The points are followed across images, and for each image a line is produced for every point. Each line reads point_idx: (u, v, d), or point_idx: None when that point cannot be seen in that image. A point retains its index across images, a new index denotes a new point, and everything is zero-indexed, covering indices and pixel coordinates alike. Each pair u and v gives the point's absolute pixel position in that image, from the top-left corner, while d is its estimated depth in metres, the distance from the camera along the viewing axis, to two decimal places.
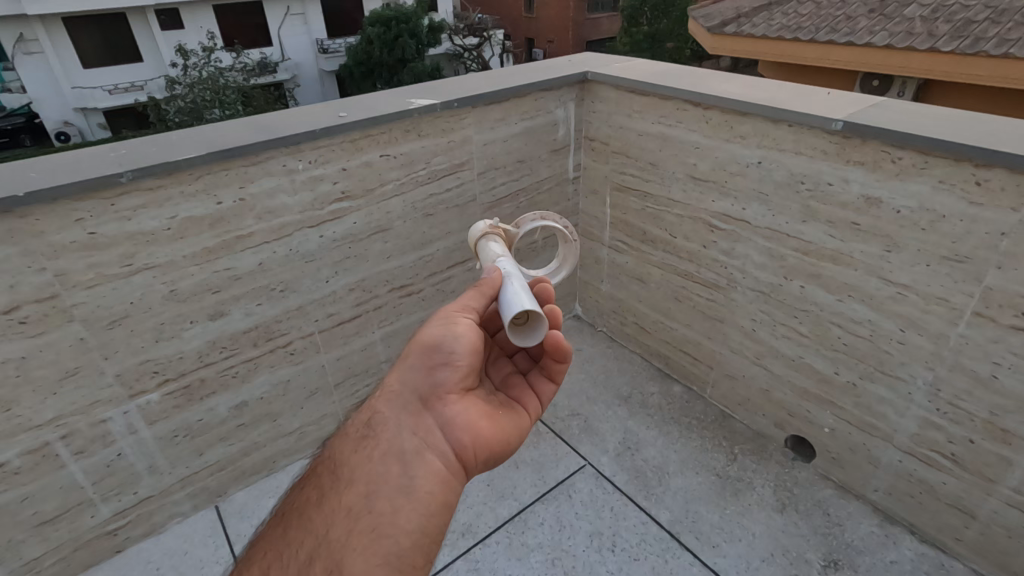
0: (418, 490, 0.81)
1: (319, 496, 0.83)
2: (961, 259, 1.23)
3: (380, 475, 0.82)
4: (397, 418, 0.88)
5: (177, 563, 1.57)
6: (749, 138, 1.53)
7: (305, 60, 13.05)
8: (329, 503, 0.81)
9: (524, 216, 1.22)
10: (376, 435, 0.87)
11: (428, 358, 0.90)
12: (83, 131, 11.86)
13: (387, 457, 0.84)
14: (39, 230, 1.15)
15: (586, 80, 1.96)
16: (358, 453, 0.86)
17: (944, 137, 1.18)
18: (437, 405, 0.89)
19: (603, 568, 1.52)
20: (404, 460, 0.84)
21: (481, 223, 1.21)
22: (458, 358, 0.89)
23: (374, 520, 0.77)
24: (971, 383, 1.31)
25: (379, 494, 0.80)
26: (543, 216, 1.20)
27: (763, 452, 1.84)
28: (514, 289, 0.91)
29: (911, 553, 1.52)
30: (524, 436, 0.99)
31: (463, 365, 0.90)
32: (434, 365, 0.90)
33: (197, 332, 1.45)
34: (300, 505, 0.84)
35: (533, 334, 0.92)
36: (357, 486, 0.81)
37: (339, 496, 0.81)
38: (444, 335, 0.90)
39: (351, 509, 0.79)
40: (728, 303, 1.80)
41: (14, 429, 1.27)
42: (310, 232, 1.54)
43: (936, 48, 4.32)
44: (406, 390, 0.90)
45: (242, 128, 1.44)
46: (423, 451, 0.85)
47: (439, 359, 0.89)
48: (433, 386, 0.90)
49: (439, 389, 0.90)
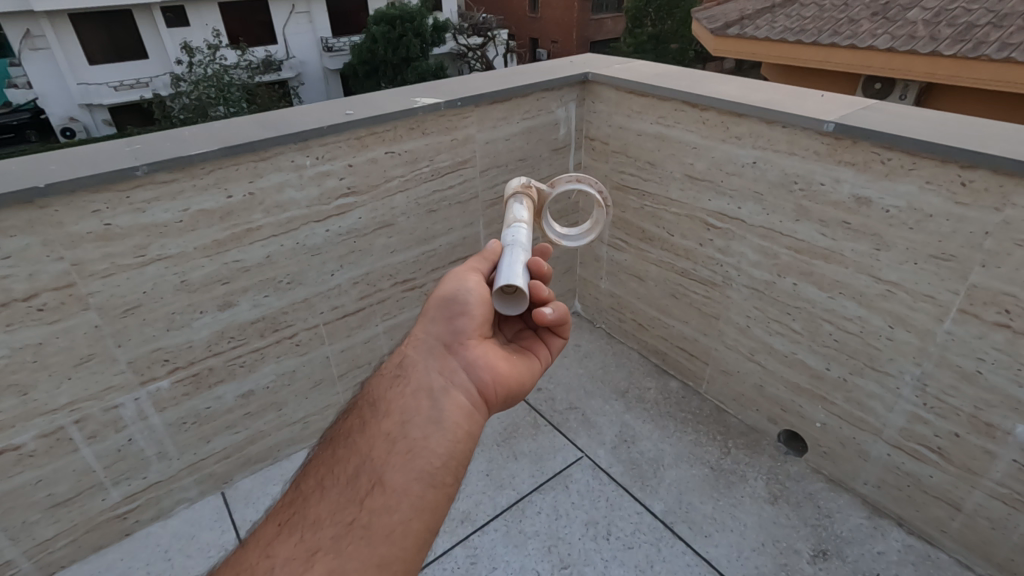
0: (447, 421, 0.83)
1: (361, 423, 0.84)
2: (946, 257, 1.27)
3: (413, 407, 0.84)
4: (424, 361, 0.91)
5: (185, 547, 1.62)
6: (744, 138, 1.58)
7: (310, 58, 13.11)
8: (369, 429, 0.82)
9: (561, 178, 1.26)
10: (408, 374, 0.89)
11: (446, 309, 0.94)
12: (89, 127, 11.94)
13: (418, 392, 0.86)
14: (58, 221, 1.20)
15: (587, 81, 2.01)
16: (393, 389, 0.87)
17: (931, 139, 1.22)
18: (460, 350, 0.92)
19: (598, 556, 1.57)
20: (433, 395, 0.86)
21: (520, 178, 1.24)
22: (473, 308, 0.94)
23: (409, 444, 0.79)
24: (957, 378, 1.35)
25: (413, 423, 0.82)
26: (578, 178, 1.25)
27: (756, 446, 1.88)
28: (512, 261, 0.94)
29: (899, 544, 1.56)
30: (536, 381, 1.04)
31: (478, 314, 0.94)
32: (452, 315, 0.94)
33: (206, 322, 1.50)
34: (343, 432, 0.84)
35: (516, 305, 0.94)
36: (394, 415, 0.83)
37: (377, 422, 0.82)
38: (458, 287, 0.95)
39: (388, 433, 0.80)
40: (723, 300, 1.84)
41: (30, 412, 1.31)
42: (316, 226, 1.58)
43: (937, 52, 4.35)
44: (431, 337, 0.94)
45: (252, 124, 1.48)
46: (450, 388, 0.88)
47: (457, 310, 0.94)
48: (454, 334, 0.93)
49: (459, 336, 0.93)
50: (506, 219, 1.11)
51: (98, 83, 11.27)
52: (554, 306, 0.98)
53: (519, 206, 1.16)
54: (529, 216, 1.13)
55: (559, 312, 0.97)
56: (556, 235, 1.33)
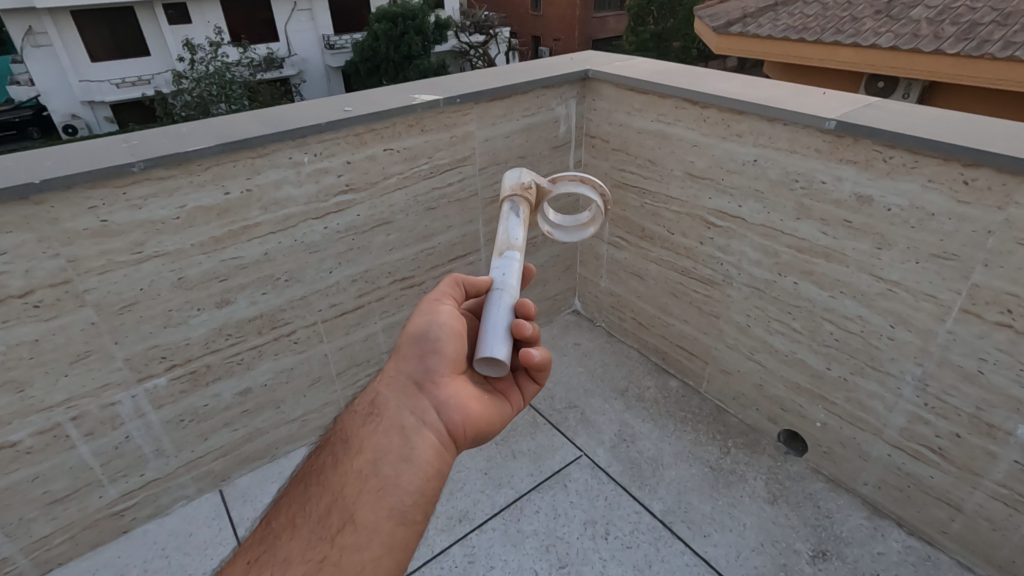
0: (418, 458, 0.82)
1: (333, 460, 0.83)
2: (948, 257, 1.26)
3: (385, 443, 0.83)
4: (396, 398, 0.89)
5: (182, 544, 1.62)
6: (745, 136, 1.56)
7: (311, 56, 13.10)
8: (341, 467, 0.81)
9: (564, 176, 1.19)
10: (381, 411, 0.87)
11: (418, 346, 0.93)
12: (91, 124, 11.93)
13: (389, 429, 0.84)
14: (54, 217, 1.20)
15: (588, 78, 1.99)
16: (365, 426, 0.86)
17: (933, 137, 1.21)
18: (432, 388, 0.90)
19: (596, 556, 1.56)
20: (404, 433, 0.84)
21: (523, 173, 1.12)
22: (445, 345, 0.93)
23: (380, 481, 0.78)
24: (958, 378, 1.34)
25: (385, 460, 0.80)
26: (581, 180, 1.19)
27: (756, 446, 1.87)
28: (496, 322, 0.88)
29: (898, 545, 1.55)
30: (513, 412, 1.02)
31: (450, 351, 0.93)
32: (424, 352, 0.92)
33: (204, 319, 1.49)
34: (315, 469, 0.84)
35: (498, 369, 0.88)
36: (366, 452, 0.82)
37: (349, 459, 0.81)
38: (429, 322, 0.94)
39: (360, 471, 0.79)
40: (724, 299, 1.83)
41: (26, 409, 1.31)
42: (314, 224, 1.58)
43: (940, 50, 4.33)
44: (405, 373, 0.92)
45: (250, 121, 1.47)
46: (422, 426, 0.86)
47: (428, 347, 0.92)
48: (426, 372, 0.91)
49: (432, 373, 0.91)
50: (499, 240, 1.02)
51: (100, 80, 11.26)
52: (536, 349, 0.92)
53: (515, 220, 1.06)
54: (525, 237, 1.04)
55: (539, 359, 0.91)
56: (549, 225, 1.33)
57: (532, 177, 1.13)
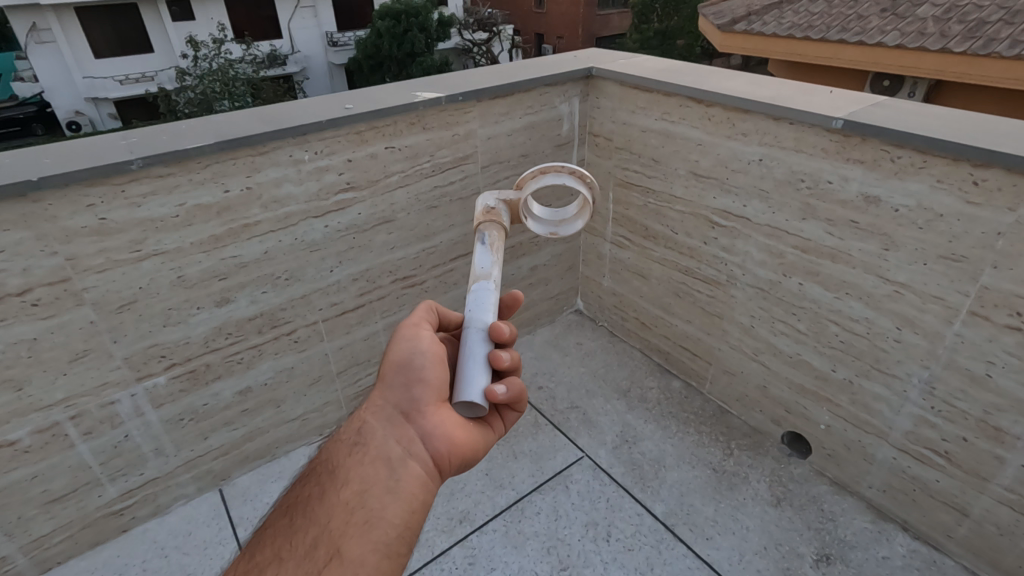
0: (403, 490, 0.80)
1: (320, 491, 0.82)
2: (957, 258, 1.25)
3: (371, 476, 0.81)
4: (382, 428, 0.87)
5: (182, 544, 1.61)
6: (750, 135, 1.55)
7: (314, 53, 13.09)
8: (328, 499, 0.80)
9: (525, 174, 1.02)
10: (366, 442, 0.85)
11: (403, 374, 0.89)
12: (95, 121, 11.93)
13: (375, 461, 0.83)
14: (52, 214, 1.19)
15: (591, 76, 1.98)
16: (352, 456, 0.85)
17: (942, 137, 1.19)
18: (416, 418, 0.87)
19: (598, 558, 1.55)
20: (390, 464, 0.83)
21: (487, 199, 1.04)
22: (430, 373, 0.89)
23: (366, 514, 0.77)
24: (966, 382, 1.32)
25: (371, 492, 0.79)
26: (542, 169, 1.01)
27: (760, 448, 1.85)
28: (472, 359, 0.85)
29: (903, 549, 1.54)
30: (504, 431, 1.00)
31: (435, 379, 0.89)
32: (410, 381, 0.89)
33: (203, 318, 1.48)
34: (302, 500, 0.83)
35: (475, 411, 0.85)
36: (352, 484, 0.81)
37: (336, 491, 0.81)
38: (412, 350, 0.91)
39: (346, 504, 0.79)
40: (727, 300, 1.81)
41: (25, 408, 1.30)
42: (315, 222, 1.56)
43: (947, 49, 4.29)
44: (390, 403, 0.89)
45: (250, 118, 1.46)
46: (407, 457, 0.84)
47: (413, 376, 0.89)
48: (412, 401, 0.88)
49: (417, 402, 0.88)
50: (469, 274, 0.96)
51: (104, 77, 11.26)
52: (508, 382, 0.86)
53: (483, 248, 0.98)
54: (498, 261, 0.97)
55: (515, 391, 0.85)
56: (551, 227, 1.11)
57: (495, 197, 1.04)
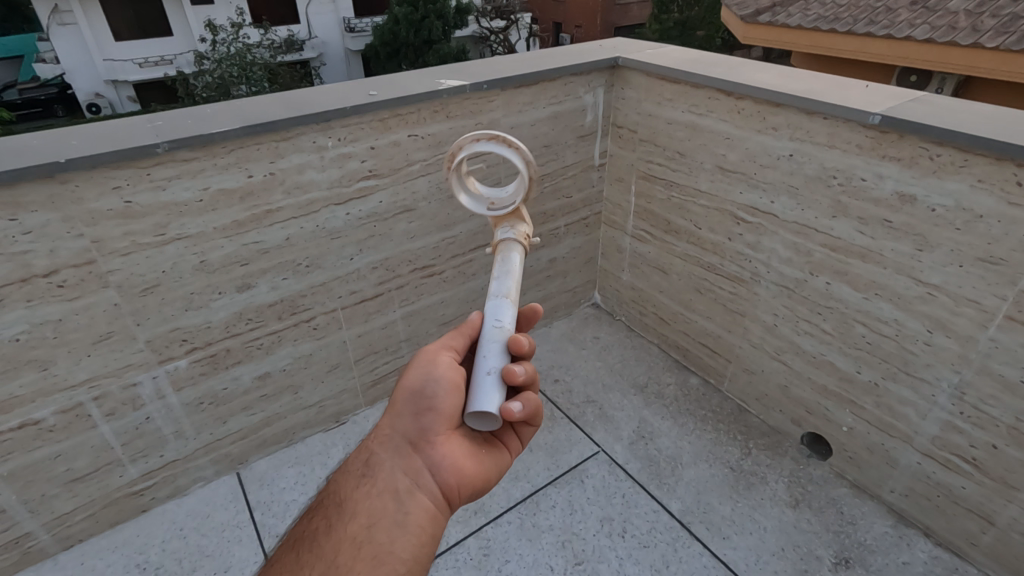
0: (412, 523, 0.82)
1: (326, 525, 0.82)
2: (995, 261, 1.21)
3: (378, 508, 0.82)
4: (390, 458, 0.88)
5: (199, 526, 1.63)
6: (781, 129, 1.51)
7: (331, 39, 13.08)
8: (334, 533, 0.80)
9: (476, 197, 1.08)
10: (374, 474, 0.87)
11: (413, 403, 0.90)
12: (114, 103, 12.00)
13: (383, 493, 0.84)
14: (79, 196, 1.19)
15: (617, 66, 1.94)
16: (359, 488, 0.86)
17: (986, 135, 1.15)
18: (425, 447, 0.88)
19: (613, 554, 1.54)
20: (398, 497, 0.84)
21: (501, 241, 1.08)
22: (443, 402, 0.90)
23: (375, 548, 0.78)
24: (998, 388, 1.28)
25: (379, 525, 0.80)
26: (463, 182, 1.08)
27: (778, 448, 1.83)
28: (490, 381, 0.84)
29: (924, 555, 1.51)
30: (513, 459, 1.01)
31: (446, 408, 0.89)
32: (420, 410, 0.90)
33: (224, 303, 1.48)
34: (308, 535, 0.82)
35: (490, 422, 0.86)
36: (360, 517, 0.82)
37: (343, 525, 0.81)
38: (425, 378, 0.91)
39: (353, 538, 0.79)
40: (750, 297, 1.78)
41: (50, 387, 1.32)
42: (337, 210, 1.56)
43: (979, 44, 4.16)
44: (398, 434, 0.90)
45: (274, 103, 1.45)
46: (416, 488, 0.85)
47: (424, 404, 0.90)
48: (421, 430, 0.89)
49: (426, 432, 0.89)
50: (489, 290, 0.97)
51: (124, 60, 11.35)
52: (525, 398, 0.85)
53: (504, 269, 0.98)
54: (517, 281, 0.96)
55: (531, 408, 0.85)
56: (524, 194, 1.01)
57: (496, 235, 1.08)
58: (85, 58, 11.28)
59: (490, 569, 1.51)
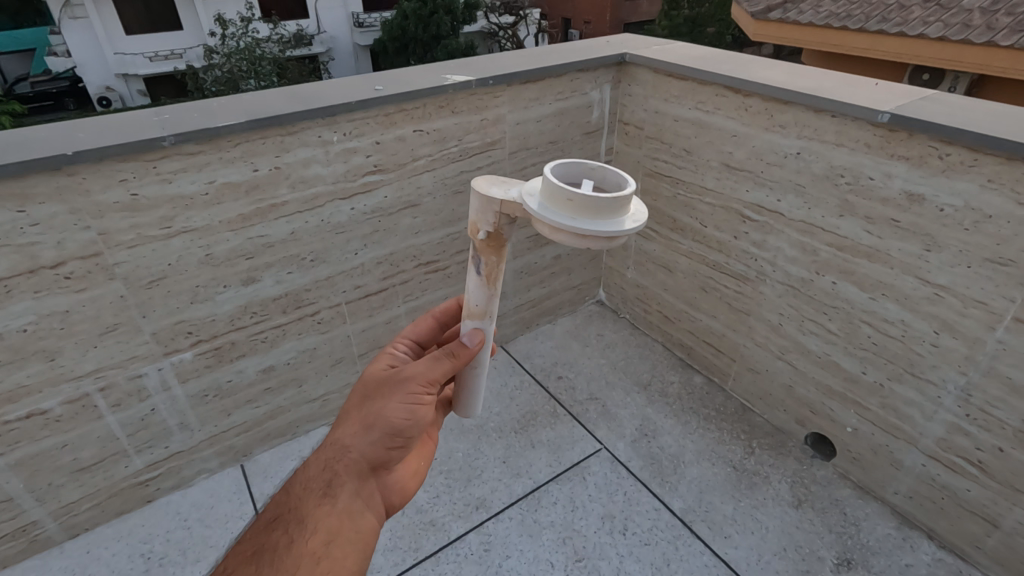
0: (365, 540, 0.84)
1: (288, 539, 0.79)
2: (1004, 262, 1.19)
3: (339, 525, 0.82)
4: (352, 478, 0.86)
5: (203, 517, 1.64)
6: (789, 127, 1.50)
7: (339, 34, 13.10)
8: (295, 548, 0.78)
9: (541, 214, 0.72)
10: (337, 492, 0.84)
11: (387, 435, 0.88)
12: (125, 97, 12.07)
13: (343, 512, 0.83)
14: (86, 189, 1.20)
15: (623, 63, 1.93)
16: (321, 505, 0.83)
17: (997, 134, 1.13)
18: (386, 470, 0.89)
19: (614, 551, 1.54)
20: (355, 515, 0.84)
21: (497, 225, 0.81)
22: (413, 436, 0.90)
23: (332, 564, 0.78)
24: (1005, 391, 1.27)
25: (338, 542, 0.80)
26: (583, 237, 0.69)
27: (782, 448, 1.82)
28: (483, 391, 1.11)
29: (928, 557, 1.50)
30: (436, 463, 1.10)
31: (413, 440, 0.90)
32: (390, 440, 0.88)
33: (229, 297, 1.49)
34: (265, 548, 0.78)
35: None
36: (320, 533, 0.80)
37: (304, 540, 0.79)
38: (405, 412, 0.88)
39: (313, 554, 0.78)
40: (756, 295, 1.77)
41: (57, 377, 1.33)
42: (341, 205, 1.56)
43: (993, 43, 4.12)
44: (362, 454, 0.87)
45: (281, 97, 1.46)
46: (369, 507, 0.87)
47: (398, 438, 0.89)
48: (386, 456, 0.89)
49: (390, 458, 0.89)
50: (472, 305, 0.92)
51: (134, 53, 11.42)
52: None
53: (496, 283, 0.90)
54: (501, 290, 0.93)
55: None
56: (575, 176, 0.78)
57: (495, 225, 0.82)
58: (96, 52, 11.36)
59: (490, 564, 1.52)
